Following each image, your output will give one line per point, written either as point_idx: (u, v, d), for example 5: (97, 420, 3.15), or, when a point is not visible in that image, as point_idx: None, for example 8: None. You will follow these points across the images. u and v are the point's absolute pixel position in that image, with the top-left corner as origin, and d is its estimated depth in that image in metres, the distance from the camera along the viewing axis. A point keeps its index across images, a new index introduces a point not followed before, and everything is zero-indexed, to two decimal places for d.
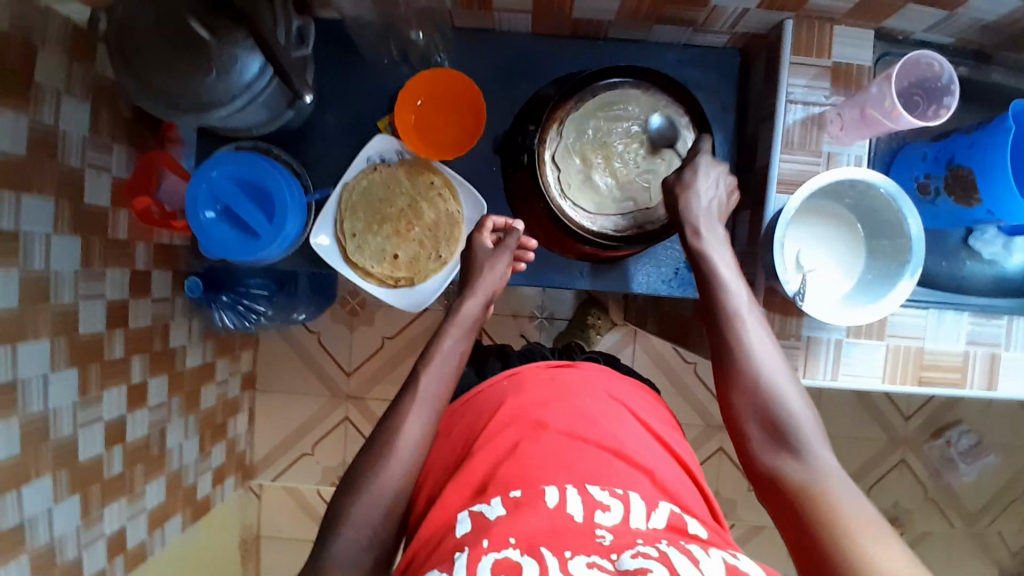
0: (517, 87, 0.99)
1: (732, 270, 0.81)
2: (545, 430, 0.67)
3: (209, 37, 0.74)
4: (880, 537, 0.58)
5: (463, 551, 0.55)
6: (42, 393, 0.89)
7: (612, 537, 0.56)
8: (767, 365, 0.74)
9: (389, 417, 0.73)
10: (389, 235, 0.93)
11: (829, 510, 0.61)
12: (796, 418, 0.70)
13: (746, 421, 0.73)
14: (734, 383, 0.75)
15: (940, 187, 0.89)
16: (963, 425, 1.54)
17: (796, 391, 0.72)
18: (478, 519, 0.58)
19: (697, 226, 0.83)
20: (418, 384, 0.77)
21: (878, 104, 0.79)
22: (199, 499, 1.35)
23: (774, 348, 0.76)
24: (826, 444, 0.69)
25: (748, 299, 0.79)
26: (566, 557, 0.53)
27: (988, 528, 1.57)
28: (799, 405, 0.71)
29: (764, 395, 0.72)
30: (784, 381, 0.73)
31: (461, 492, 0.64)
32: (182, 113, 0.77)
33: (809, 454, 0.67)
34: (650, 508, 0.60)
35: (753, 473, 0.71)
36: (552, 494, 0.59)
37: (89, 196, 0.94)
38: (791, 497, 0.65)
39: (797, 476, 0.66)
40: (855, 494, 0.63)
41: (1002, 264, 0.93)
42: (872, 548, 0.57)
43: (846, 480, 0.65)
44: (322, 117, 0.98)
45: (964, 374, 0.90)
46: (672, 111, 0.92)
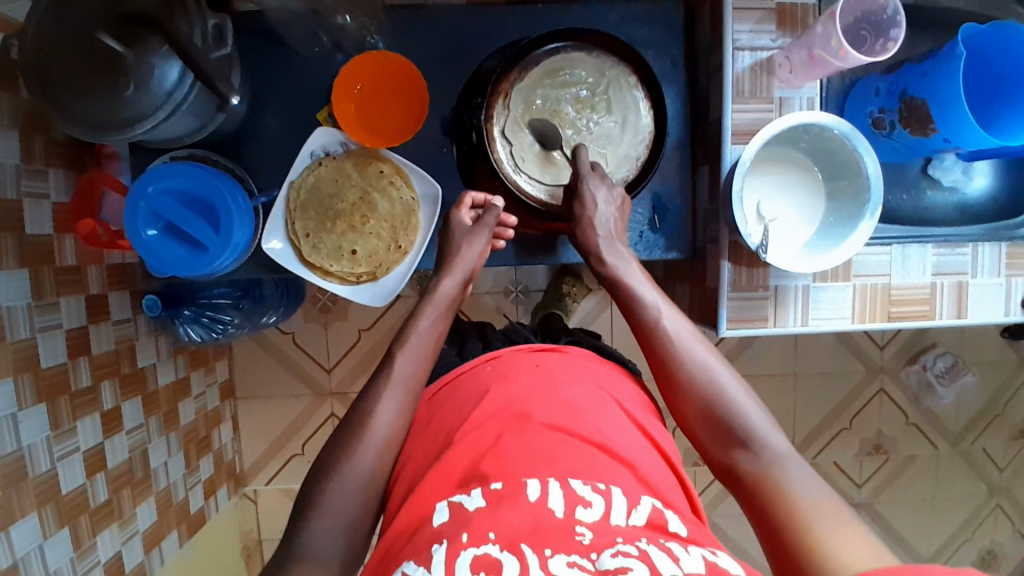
0: (458, 62, 0.95)
1: (646, 285, 0.81)
2: (528, 421, 0.67)
3: (121, 48, 0.70)
4: (833, 513, 0.60)
5: (442, 543, 0.56)
6: (14, 432, 0.86)
7: (592, 534, 0.56)
8: (705, 366, 0.74)
9: (361, 407, 0.73)
10: (345, 230, 0.90)
11: (782, 499, 0.63)
12: (740, 411, 0.70)
13: (694, 423, 0.73)
14: (673, 387, 0.75)
15: (895, 120, 0.88)
16: (938, 348, 1.57)
17: (735, 382, 0.73)
18: (457, 510, 0.60)
19: (599, 252, 0.84)
20: (391, 367, 0.76)
21: (824, 44, 0.78)
22: (194, 514, 1.34)
23: (705, 345, 0.75)
24: (774, 427, 0.70)
25: (672, 306, 0.79)
26: (546, 554, 0.54)
27: (970, 444, 1.63)
28: (740, 395, 0.72)
29: (703, 394, 0.72)
30: (722, 374, 0.73)
31: (441, 483, 0.64)
32: (104, 133, 0.72)
33: (757, 442, 0.68)
34: (632, 505, 0.60)
35: (713, 467, 0.72)
36: (534, 488, 0.60)
37: (31, 227, 0.90)
38: (749, 488, 0.67)
39: (753, 473, 0.67)
40: (806, 475, 0.64)
41: (963, 190, 0.94)
42: (824, 529, 0.58)
43: (797, 461, 0.66)
44: (260, 116, 0.94)
45: (933, 305, 0.91)
46: (618, 71, 0.90)
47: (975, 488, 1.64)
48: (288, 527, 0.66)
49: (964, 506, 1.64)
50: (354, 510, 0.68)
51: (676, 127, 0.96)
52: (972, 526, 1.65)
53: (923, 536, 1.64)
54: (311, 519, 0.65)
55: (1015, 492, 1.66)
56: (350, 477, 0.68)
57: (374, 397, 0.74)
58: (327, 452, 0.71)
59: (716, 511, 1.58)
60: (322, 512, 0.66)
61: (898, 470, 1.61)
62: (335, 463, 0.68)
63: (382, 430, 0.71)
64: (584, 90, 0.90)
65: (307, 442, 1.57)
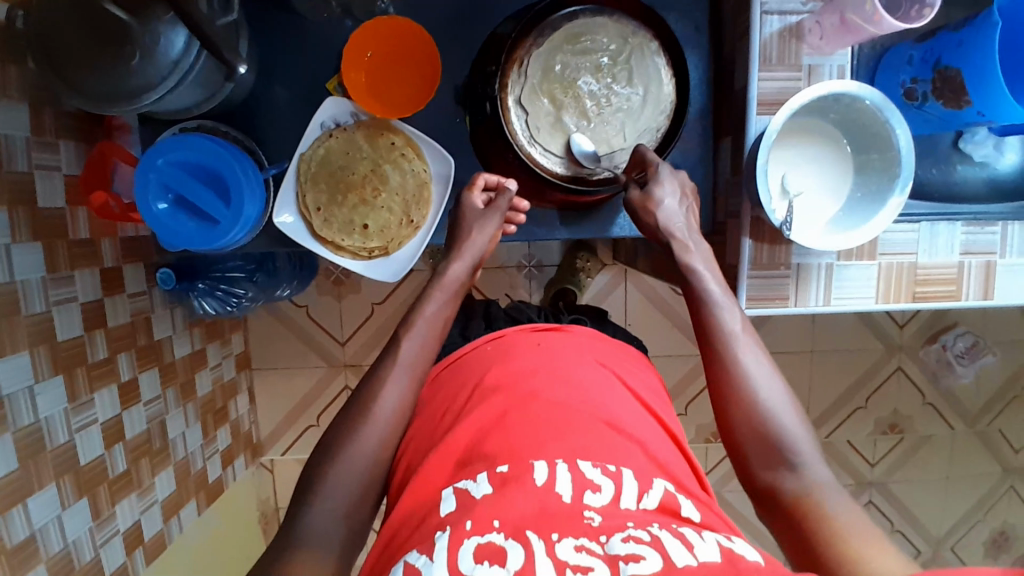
0: (471, 28, 0.91)
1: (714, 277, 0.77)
2: (533, 400, 0.66)
3: (126, 17, 0.68)
4: (881, 547, 0.58)
5: (446, 530, 0.55)
6: (31, 406, 0.87)
7: (601, 518, 0.55)
8: (761, 383, 0.71)
9: (368, 387, 0.72)
10: (356, 204, 0.89)
11: (831, 530, 0.61)
12: (791, 434, 0.68)
13: (741, 442, 0.70)
14: (724, 400, 0.71)
15: (928, 92, 0.84)
16: (959, 328, 1.54)
17: (788, 405, 0.70)
18: (463, 496, 0.59)
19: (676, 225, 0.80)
20: (397, 349, 0.75)
21: (858, 8, 0.74)
22: (212, 483, 1.36)
23: (765, 360, 0.72)
24: (820, 455, 0.68)
25: (739, 314, 0.76)
26: (553, 540, 0.53)
27: (988, 425, 1.61)
28: (791, 418, 0.69)
29: (757, 412, 0.69)
30: (774, 395, 0.70)
31: (443, 465, 0.64)
32: (111, 105, 0.71)
33: (804, 468, 0.66)
34: (642, 489, 0.60)
35: (749, 488, 0.69)
36: (541, 471, 0.59)
37: (43, 199, 0.89)
38: (792, 515, 0.64)
39: (800, 499, 0.64)
40: (852, 509, 0.63)
41: (995, 165, 0.89)
42: (875, 564, 0.57)
43: (842, 494, 0.64)
44: (270, 85, 0.92)
45: (959, 285, 0.88)
46: (638, 36, 0.86)
47: (989, 468, 1.63)
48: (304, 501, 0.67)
49: (978, 486, 1.63)
50: (370, 484, 0.68)
51: (698, 97, 0.92)
52: (984, 506, 1.64)
53: (934, 515, 1.64)
54: (328, 494, 0.65)
55: None
56: (368, 453, 0.68)
57: (390, 371, 0.73)
58: (338, 430, 0.71)
59: (728, 487, 1.58)
60: (338, 487, 0.66)
61: (913, 449, 1.60)
62: (351, 440, 0.68)
63: (399, 407, 0.71)
64: (604, 58, 0.86)
65: (321, 414, 1.59)
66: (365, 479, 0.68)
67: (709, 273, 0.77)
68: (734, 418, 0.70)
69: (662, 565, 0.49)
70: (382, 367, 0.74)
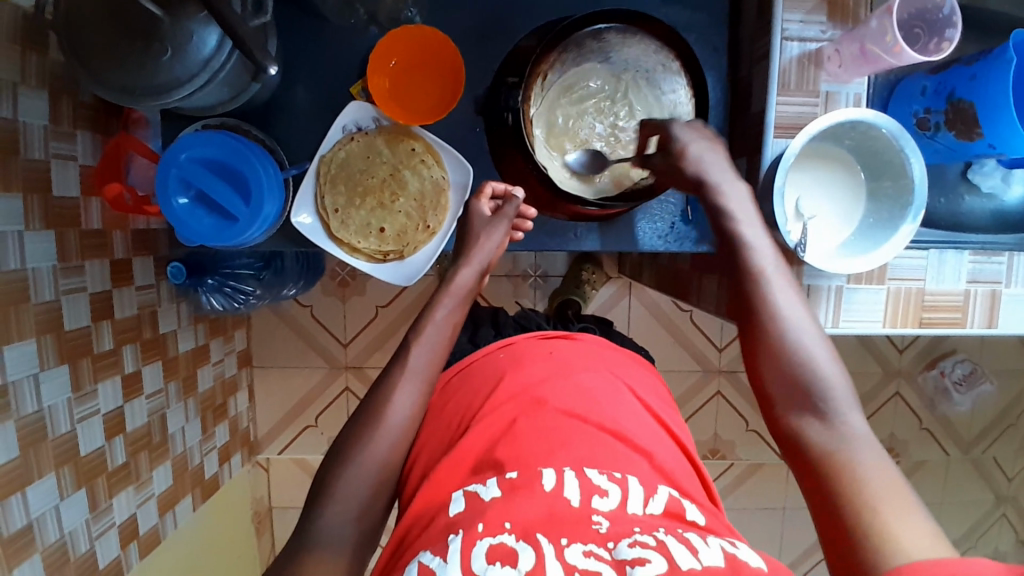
0: (494, 39, 0.93)
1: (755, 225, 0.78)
2: (542, 407, 0.67)
3: (160, 12, 0.69)
4: (899, 500, 0.57)
5: (457, 533, 0.56)
6: (35, 393, 0.87)
7: (609, 523, 0.56)
8: (796, 334, 0.71)
9: (378, 389, 0.73)
10: (373, 208, 0.90)
11: (849, 474, 0.61)
12: (823, 382, 0.68)
13: (773, 392, 0.70)
14: (758, 345, 0.73)
15: (940, 122, 0.85)
16: (957, 354, 1.56)
17: (825, 356, 0.70)
18: (473, 500, 0.60)
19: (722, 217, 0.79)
20: (408, 355, 0.76)
21: (878, 39, 0.76)
22: (208, 479, 1.36)
23: (801, 308, 0.73)
24: (857, 411, 0.67)
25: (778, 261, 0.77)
26: (562, 544, 0.53)
27: (983, 453, 1.62)
28: (828, 367, 0.69)
29: (787, 356, 0.70)
30: (812, 347, 0.70)
31: (455, 470, 0.65)
32: (139, 99, 0.72)
33: (833, 416, 0.66)
34: (648, 495, 0.60)
35: (776, 434, 0.70)
36: (549, 477, 0.59)
37: (57, 189, 0.90)
38: (813, 460, 0.64)
39: (825, 448, 0.64)
40: (881, 461, 0.62)
41: (1001, 197, 0.91)
42: (889, 512, 0.56)
43: (872, 446, 0.63)
44: (293, 86, 0.93)
45: (965, 313, 0.89)
46: (659, 56, 0.88)
47: (982, 495, 1.64)
48: (311, 498, 0.67)
49: (970, 513, 1.64)
50: (378, 485, 0.68)
51: (715, 117, 0.94)
52: (975, 533, 1.65)
53: None
54: (335, 491, 0.66)
55: (1022, 502, 1.66)
56: (377, 453, 0.69)
57: (402, 375, 0.74)
58: (348, 429, 0.71)
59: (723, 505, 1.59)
60: (346, 485, 0.66)
61: (908, 473, 1.61)
62: (361, 439, 0.69)
63: (409, 409, 0.72)
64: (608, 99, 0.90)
65: (320, 414, 1.59)
66: (373, 480, 0.68)
67: (743, 214, 0.78)
68: (763, 365, 0.72)
69: (667, 569, 0.50)
70: (394, 371, 0.75)
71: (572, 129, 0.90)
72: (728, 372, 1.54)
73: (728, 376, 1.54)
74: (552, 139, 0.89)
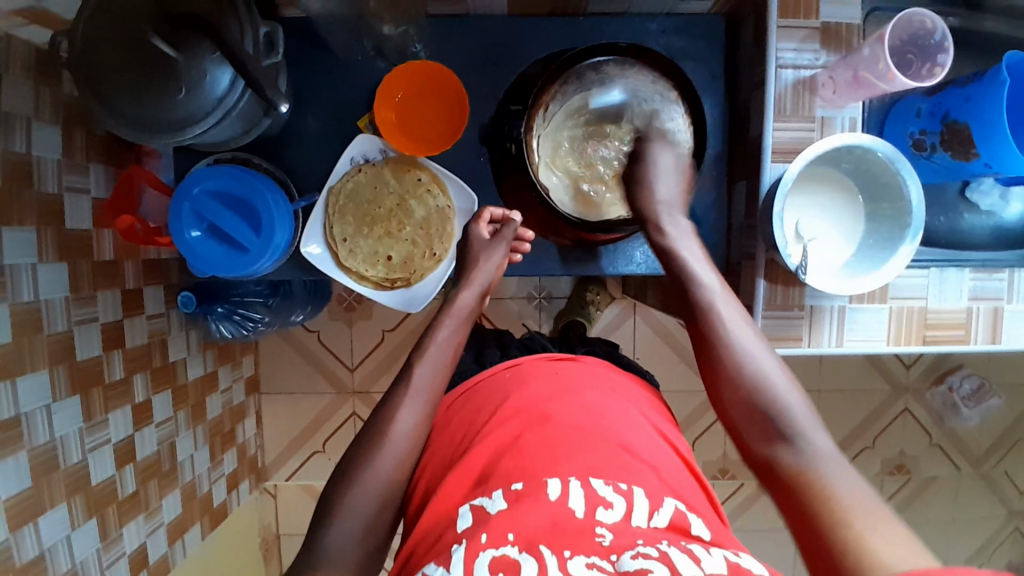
0: (497, 70, 0.95)
1: (701, 261, 0.83)
2: (549, 423, 0.68)
3: (174, 53, 0.72)
4: (869, 508, 0.59)
5: (462, 544, 0.57)
6: (48, 424, 0.88)
7: (612, 536, 0.57)
8: (753, 360, 0.75)
9: (386, 408, 0.74)
10: (380, 236, 0.92)
11: (821, 491, 0.62)
12: (786, 408, 0.71)
13: (742, 422, 0.73)
14: (719, 378, 0.76)
15: (936, 143, 0.87)
16: (965, 369, 1.55)
17: (783, 380, 0.73)
18: (479, 513, 0.60)
19: (659, 223, 0.85)
20: (411, 375, 0.77)
21: (871, 67, 0.78)
22: (216, 507, 1.36)
23: (758, 339, 0.77)
24: (821, 430, 0.69)
25: (732, 295, 0.80)
26: (565, 556, 0.55)
27: (994, 468, 1.61)
28: (790, 393, 0.72)
29: (749, 386, 0.73)
30: (772, 372, 0.74)
31: (460, 484, 0.65)
32: (154, 136, 0.74)
33: (799, 438, 0.68)
34: (654, 507, 0.61)
35: (754, 465, 0.72)
36: (554, 487, 0.60)
37: (70, 221, 0.92)
38: (786, 484, 0.66)
39: (795, 468, 0.66)
40: (848, 474, 0.63)
41: (1000, 214, 0.93)
42: (861, 522, 0.57)
43: (840, 462, 0.65)
44: (302, 119, 0.96)
45: (968, 330, 0.90)
46: (657, 86, 0.90)
47: (995, 511, 1.62)
48: (318, 522, 0.68)
49: (984, 529, 1.62)
50: (384, 508, 0.69)
51: (714, 142, 0.96)
52: (989, 549, 1.63)
53: (941, 557, 1.62)
54: (342, 514, 0.67)
55: None
56: (384, 477, 0.70)
57: (406, 394, 0.75)
58: (356, 454, 0.72)
59: (735, 524, 1.57)
60: (353, 509, 0.67)
61: (919, 490, 1.60)
62: (367, 462, 0.69)
63: (414, 424, 0.73)
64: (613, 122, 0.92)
65: (328, 439, 1.59)
66: (380, 505, 0.68)
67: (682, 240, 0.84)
68: (729, 399, 0.74)
69: None
70: (399, 391, 0.76)
71: (577, 153, 0.92)
72: None
73: None
74: (557, 161, 0.91)
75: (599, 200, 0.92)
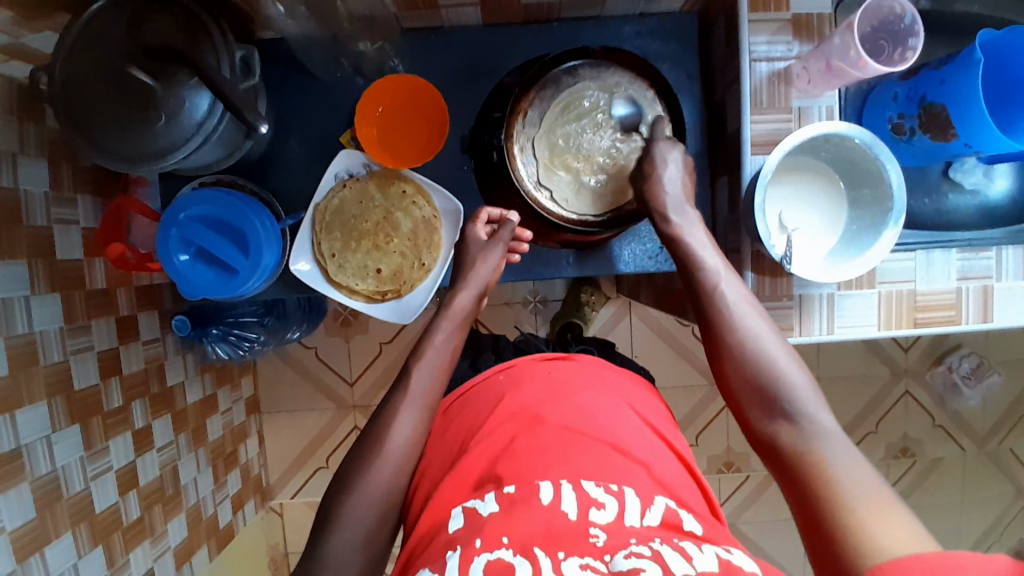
0: (475, 80, 0.96)
1: (709, 248, 0.81)
2: (541, 425, 0.69)
3: (152, 82, 0.72)
4: (868, 488, 0.60)
5: (456, 550, 0.57)
6: (48, 455, 0.89)
7: (606, 536, 0.57)
8: (756, 337, 0.74)
9: (380, 417, 0.74)
10: (369, 250, 0.92)
11: (822, 471, 0.63)
12: (788, 385, 0.70)
13: (741, 397, 0.73)
14: (721, 353, 0.75)
15: (915, 126, 0.87)
16: (963, 349, 1.56)
17: (786, 356, 0.73)
18: (472, 516, 0.61)
19: (666, 211, 0.84)
20: (408, 380, 0.77)
21: (842, 55, 0.78)
22: (223, 528, 1.36)
23: (761, 316, 0.76)
24: (821, 405, 0.69)
25: (734, 279, 0.79)
26: (559, 557, 0.54)
27: (999, 445, 1.60)
28: (794, 372, 0.72)
29: (752, 365, 0.72)
30: (773, 346, 0.73)
31: (457, 490, 0.66)
32: (135, 165, 0.74)
33: (805, 417, 0.68)
34: (645, 506, 0.61)
35: (754, 441, 0.72)
36: (547, 491, 0.60)
37: (61, 253, 0.93)
38: (788, 460, 0.66)
39: (795, 446, 0.67)
40: (849, 453, 0.64)
41: (985, 193, 0.93)
42: (861, 502, 0.58)
43: (840, 440, 0.65)
44: (285, 140, 0.96)
45: (959, 310, 0.90)
46: (634, 86, 0.89)
47: (1003, 489, 1.62)
48: (321, 539, 0.68)
49: (993, 507, 1.62)
50: (385, 520, 0.69)
51: (694, 139, 0.96)
52: (999, 527, 1.63)
53: (952, 539, 1.62)
54: (343, 528, 0.67)
55: None
56: (382, 488, 0.70)
57: (404, 401, 0.75)
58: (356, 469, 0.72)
59: (743, 517, 1.57)
60: (353, 523, 0.67)
61: (925, 473, 1.59)
62: (364, 475, 0.70)
63: (412, 431, 0.73)
64: (600, 119, 0.89)
65: (331, 455, 1.59)
66: (380, 519, 0.69)
67: (691, 233, 0.82)
68: (730, 376, 0.74)
69: None
70: (397, 394, 0.76)
71: (573, 147, 0.89)
72: None
73: None
74: (555, 160, 0.89)
75: (599, 191, 0.91)
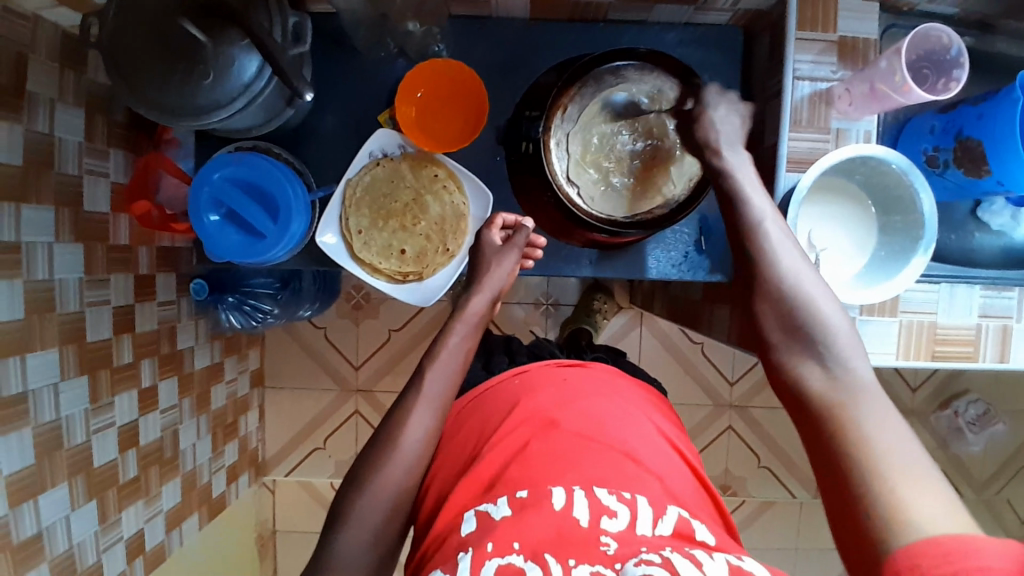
0: (516, 72, 0.97)
1: (755, 186, 0.78)
2: (555, 430, 0.68)
3: (203, 38, 0.73)
4: (908, 458, 0.55)
5: (468, 552, 0.58)
6: (54, 401, 0.89)
7: (616, 544, 0.57)
8: (797, 272, 0.71)
9: (395, 415, 0.74)
10: (395, 230, 0.93)
11: (853, 425, 0.59)
12: (828, 331, 0.66)
13: (772, 343, 0.70)
14: (760, 291, 0.72)
15: (949, 160, 0.87)
16: (970, 394, 1.55)
17: (827, 301, 0.69)
18: (484, 519, 0.61)
19: (718, 146, 0.80)
20: (422, 382, 0.76)
21: (887, 79, 0.78)
22: (215, 498, 1.35)
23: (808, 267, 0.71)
24: (860, 357, 0.65)
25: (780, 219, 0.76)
26: (569, 565, 0.56)
27: (997, 495, 1.59)
28: (835, 320, 0.67)
29: (790, 304, 0.69)
30: (815, 290, 0.70)
31: (469, 488, 0.66)
32: (178, 119, 0.76)
33: (837, 369, 0.64)
34: (657, 515, 0.61)
35: (777, 385, 0.69)
36: (559, 497, 0.61)
37: (88, 204, 0.93)
38: (815, 411, 0.63)
39: (826, 395, 0.63)
40: (885, 412, 0.59)
41: (1011, 235, 0.92)
42: (899, 473, 0.54)
43: (877, 397, 0.61)
44: (323, 113, 0.97)
45: (977, 346, 0.90)
46: (673, 90, 0.89)
47: None
48: None
49: None
50: (386, 497, 0.69)
51: None
52: None
53: None
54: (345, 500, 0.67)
55: None
56: (387, 464, 0.70)
57: (417, 400, 0.75)
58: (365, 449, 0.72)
59: None
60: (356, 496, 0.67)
61: None
62: None
63: (422, 432, 0.73)
64: (635, 119, 0.89)
65: (328, 437, 1.59)
66: (382, 497, 0.69)
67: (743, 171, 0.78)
68: (764, 314, 0.71)
69: None
70: (410, 396, 0.76)
71: (607, 149, 0.90)
72: (739, 407, 1.54)
73: (739, 411, 1.54)
74: (588, 158, 0.90)
75: (631, 191, 0.91)
